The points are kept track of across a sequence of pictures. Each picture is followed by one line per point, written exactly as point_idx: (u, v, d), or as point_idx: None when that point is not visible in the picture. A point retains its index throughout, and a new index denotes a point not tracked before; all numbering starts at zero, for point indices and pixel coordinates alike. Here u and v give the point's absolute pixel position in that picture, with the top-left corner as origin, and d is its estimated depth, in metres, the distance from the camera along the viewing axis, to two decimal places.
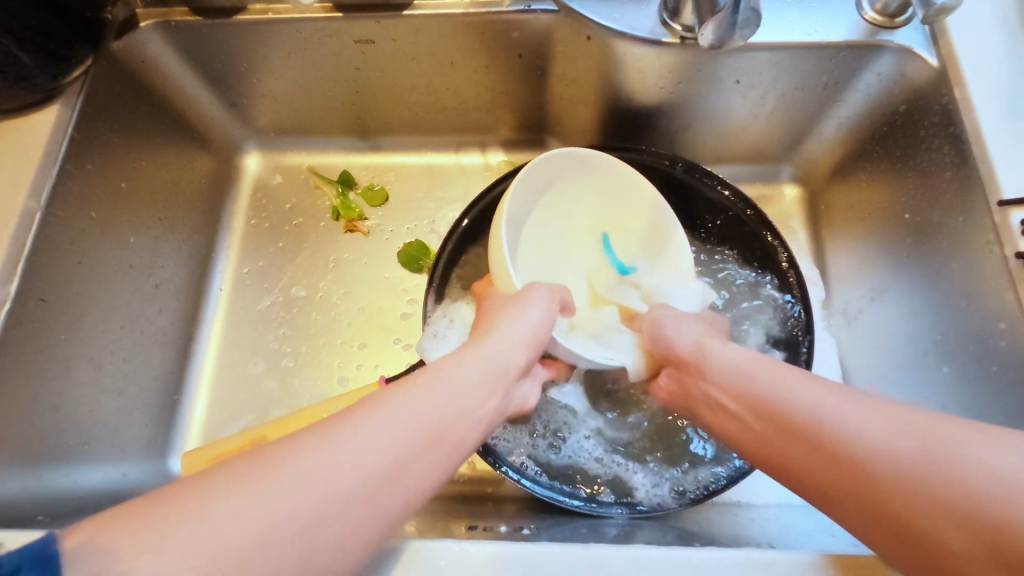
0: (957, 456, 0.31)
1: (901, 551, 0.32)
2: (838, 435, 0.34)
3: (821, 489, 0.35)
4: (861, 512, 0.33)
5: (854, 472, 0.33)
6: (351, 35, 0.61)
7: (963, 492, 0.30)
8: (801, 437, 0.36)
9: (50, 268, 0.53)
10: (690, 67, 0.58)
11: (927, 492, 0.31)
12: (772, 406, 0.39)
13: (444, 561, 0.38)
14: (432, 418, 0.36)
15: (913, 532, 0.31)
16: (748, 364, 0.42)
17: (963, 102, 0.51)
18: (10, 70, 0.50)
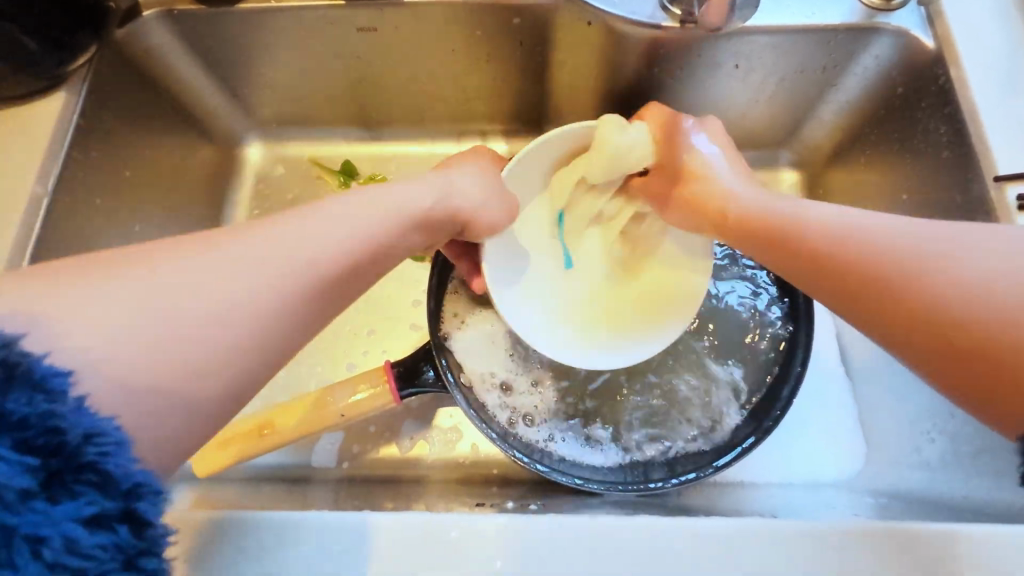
0: (970, 262, 0.37)
1: (914, 346, 0.38)
2: (881, 244, 0.40)
3: (847, 292, 0.41)
4: (886, 311, 0.39)
5: (888, 271, 0.39)
6: (353, 22, 0.62)
7: (990, 290, 0.36)
8: (844, 259, 0.41)
9: (57, 253, 0.53)
10: (690, 51, 0.59)
11: (953, 296, 0.37)
12: (813, 239, 0.42)
13: (455, 532, 0.40)
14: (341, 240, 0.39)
15: (943, 323, 0.37)
16: (778, 202, 0.45)
17: (958, 81, 0.52)
18: (15, 55, 0.52)
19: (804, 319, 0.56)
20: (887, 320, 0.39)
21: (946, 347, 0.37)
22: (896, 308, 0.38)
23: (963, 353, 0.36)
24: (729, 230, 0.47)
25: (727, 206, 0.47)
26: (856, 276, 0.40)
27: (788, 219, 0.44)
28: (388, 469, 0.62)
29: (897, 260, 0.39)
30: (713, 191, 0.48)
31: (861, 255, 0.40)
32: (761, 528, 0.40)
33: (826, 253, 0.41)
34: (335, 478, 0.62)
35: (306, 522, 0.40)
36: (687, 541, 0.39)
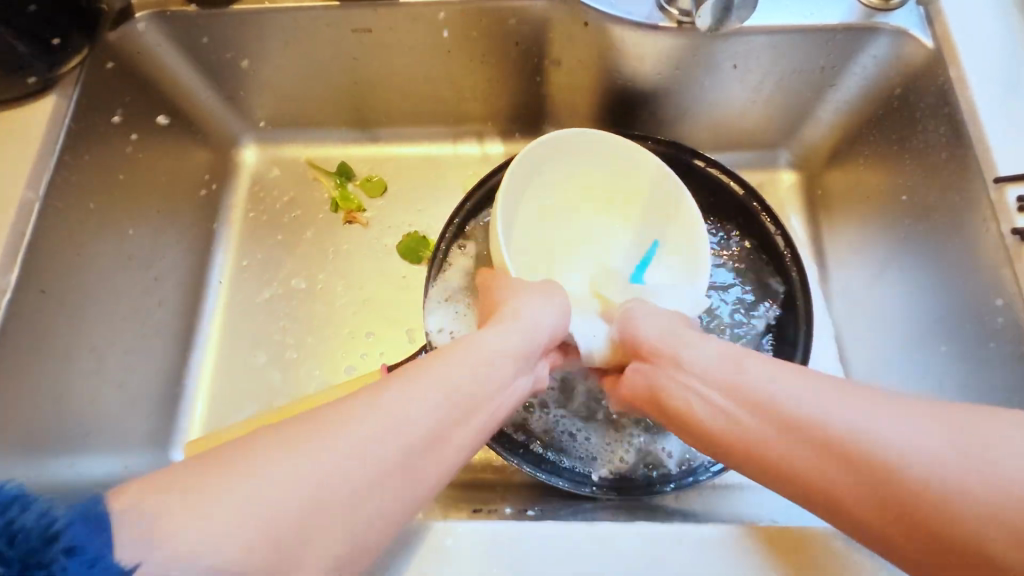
0: (970, 450, 0.32)
1: (880, 539, 0.33)
2: (845, 483, 0.34)
3: (831, 508, 0.35)
4: (869, 526, 0.34)
5: (861, 512, 0.34)
6: (348, 24, 0.62)
7: (987, 474, 0.31)
8: (811, 429, 0.36)
9: (50, 259, 0.53)
10: (687, 52, 0.58)
11: (952, 490, 0.31)
12: (776, 408, 0.38)
13: (451, 540, 0.39)
14: (427, 416, 0.37)
15: (890, 521, 0.33)
16: (732, 360, 0.42)
17: (958, 81, 0.51)
18: (6, 58, 0.51)
19: (804, 320, 0.56)
20: (859, 529, 0.34)
21: (909, 542, 0.32)
22: (861, 508, 0.33)
23: (919, 553, 0.32)
24: (679, 423, 0.44)
25: (676, 395, 0.43)
26: (829, 501, 0.35)
27: (743, 404, 0.39)
28: None
29: (885, 471, 0.33)
30: (676, 362, 0.44)
31: (820, 444, 0.35)
32: (760, 534, 0.39)
33: (790, 422, 0.37)
34: None
35: None
36: (685, 549, 0.39)
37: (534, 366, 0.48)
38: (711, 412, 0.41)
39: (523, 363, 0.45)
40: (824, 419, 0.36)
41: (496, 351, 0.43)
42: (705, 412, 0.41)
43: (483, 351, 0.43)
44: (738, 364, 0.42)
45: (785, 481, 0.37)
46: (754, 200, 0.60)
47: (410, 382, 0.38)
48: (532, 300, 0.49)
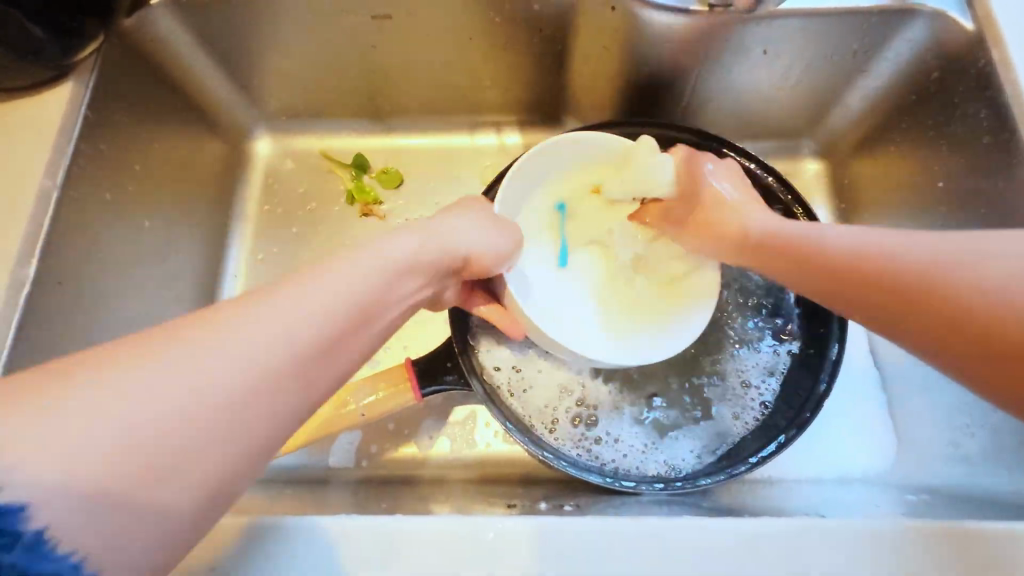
0: (955, 275, 0.36)
1: (949, 350, 0.36)
2: (891, 299, 0.39)
3: (878, 284, 0.39)
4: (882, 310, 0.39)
5: (915, 295, 0.37)
6: (367, 10, 0.60)
7: (986, 308, 0.35)
8: (863, 278, 0.40)
9: (67, 251, 0.51)
10: (717, 37, 0.57)
11: (965, 315, 0.35)
12: (809, 247, 0.43)
13: (491, 535, 0.38)
14: (329, 306, 0.33)
15: (976, 332, 0.35)
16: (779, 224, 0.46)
17: (1001, 64, 0.50)
18: (20, 44, 0.49)
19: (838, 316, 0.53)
20: (895, 321, 0.39)
21: (953, 330, 0.36)
22: (933, 308, 0.36)
23: (971, 339, 0.35)
24: (754, 253, 0.46)
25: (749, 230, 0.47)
26: (885, 289, 0.39)
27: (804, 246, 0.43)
28: (408, 468, 0.61)
29: (905, 258, 0.38)
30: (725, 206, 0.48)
31: (893, 262, 0.39)
32: (812, 527, 0.38)
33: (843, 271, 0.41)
34: (353, 479, 0.60)
35: (336, 526, 0.39)
36: (735, 544, 0.38)
37: (444, 277, 0.45)
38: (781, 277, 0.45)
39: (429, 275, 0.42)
40: (866, 238, 0.41)
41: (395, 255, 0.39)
42: (782, 245, 0.44)
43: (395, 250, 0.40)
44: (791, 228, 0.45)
45: (866, 296, 0.40)
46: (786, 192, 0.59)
47: (321, 275, 0.34)
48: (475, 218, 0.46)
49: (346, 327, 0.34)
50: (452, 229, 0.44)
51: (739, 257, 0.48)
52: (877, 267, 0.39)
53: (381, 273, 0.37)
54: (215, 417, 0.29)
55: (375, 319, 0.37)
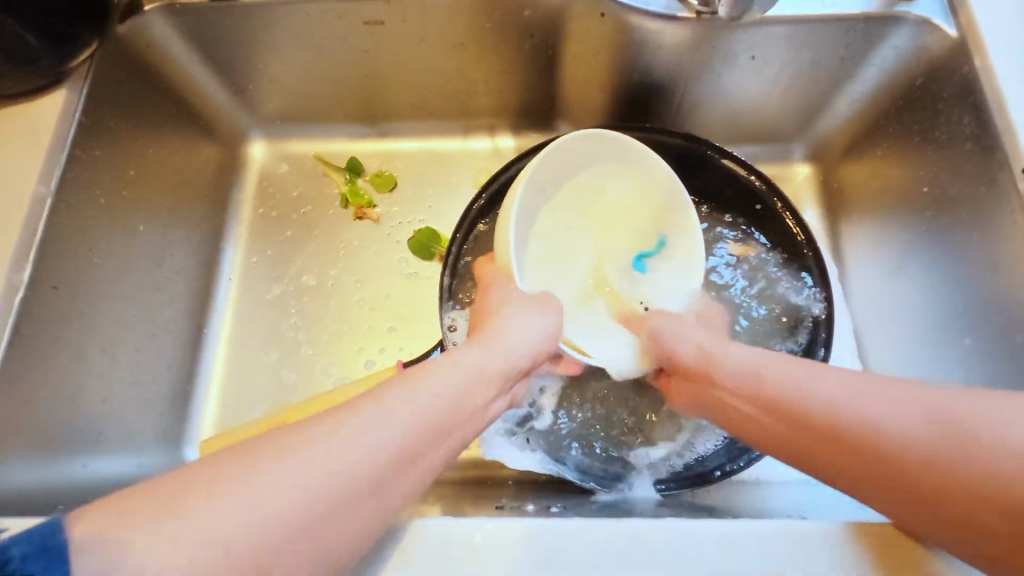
0: (969, 431, 0.33)
1: (911, 505, 0.34)
2: (885, 454, 0.35)
3: (879, 489, 0.35)
4: (866, 472, 0.35)
5: (913, 480, 0.34)
6: (359, 16, 0.61)
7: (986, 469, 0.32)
8: (851, 430, 0.36)
9: (61, 257, 0.52)
10: (705, 42, 0.57)
11: (958, 473, 0.33)
12: (791, 400, 0.39)
13: (478, 536, 0.39)
14: (393, 437, 0.34)
15: (957, 494, 0.33)
16: (754, 360, 0.42)
17: (984, 71, 0.50)
18: (17, 52, 0.50)
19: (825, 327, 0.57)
20: (890, 505, 0.36)
21: (957, 521, 0.33)
22: (913, 481, 0.34)
23: (956, 500, 0.33)
24: (730, 423, 0.43)
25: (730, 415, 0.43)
26: (885, 474, 0.35)
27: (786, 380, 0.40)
28: None
29: (913, 492, 0.34)
30: (704, 360, 0.45)
31: (876, 430, 0.35)
32: (794, 531, 0.39)
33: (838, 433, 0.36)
34: None
35: None
36: (718, 547, 0.38)
37: (512, 386, 0.46)
38: (743, 420, 0.42)
39: (497, 391, 0.43)
40: (871, 408, 0.36)
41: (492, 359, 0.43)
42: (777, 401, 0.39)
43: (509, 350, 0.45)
44: (767, 368, 0.41)
45: (856, 462, 0.36)
46: (775, 197, 0.59)
47: (413, 386, 0.37)
48: (514, 311, 0.47)
49: (428, 439, 0.36)
50: (508, 338, 0.45)
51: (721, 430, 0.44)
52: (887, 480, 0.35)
53: (446, 403, 0.38)
54: (310, 520, 0.30)
55: (454, 433, 0.38)
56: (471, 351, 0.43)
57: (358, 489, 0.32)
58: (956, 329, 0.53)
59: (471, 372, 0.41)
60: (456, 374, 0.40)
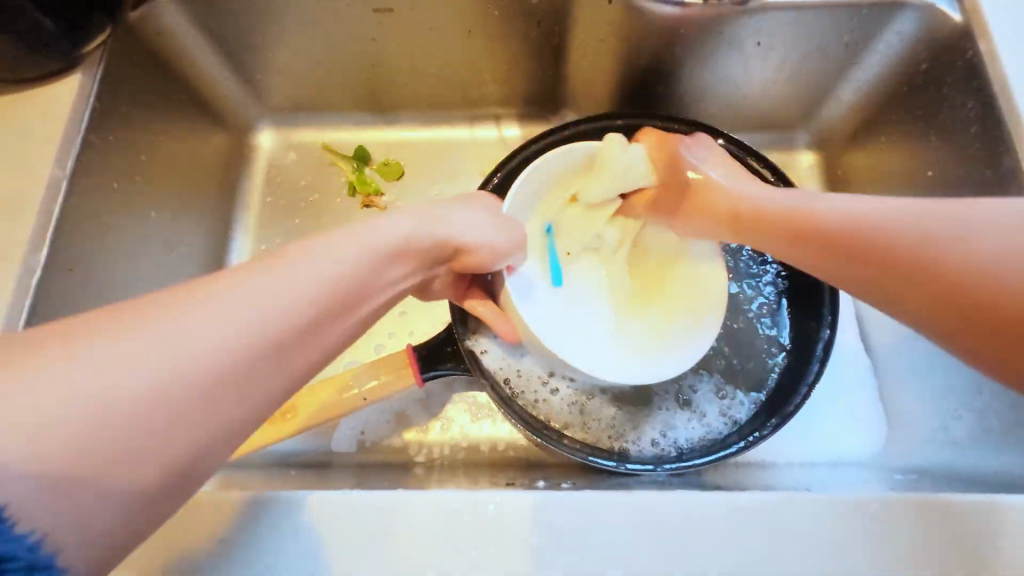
0: (946, 243, 0.39)
1: (921, 301, 0.40)
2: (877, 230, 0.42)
3: (857, 237, 0.42)
4: (879, 286, 0.42)
5: (907, 253, 0.40)
6: (368, 3, 0.61)
7: (969, 296, 0.37)
8: (850, 232, 0.43)
9: (76, 239, 0.53)
10: (711, 29, 0.58)
11: (945, 256, 0.39)
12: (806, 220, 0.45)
13: (491, 508, 0.39)
14: (268, 303, 0.32)
15: (953, 301, 0.38)
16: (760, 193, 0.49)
17: (987, 56, 0.51)
18: (31, 36, 0.50)
19: (829, 297, 0.56)
20: (873, 274, 0.42)
21: (953, 299, 0.38)
22: (930, 281, 0.39)
23: (988, 336, 0.37)
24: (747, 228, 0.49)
25: (740, 205, 0.49)
26: (876, 250, 0.42)
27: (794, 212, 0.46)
28: (410, 453, 0.62)
29: (895, 229, 0.41)
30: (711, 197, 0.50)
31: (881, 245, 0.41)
32: (801, 502, 0.39)
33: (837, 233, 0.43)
34: (355, 463, 0.62)
35: (339, 501, 0.40)
36: (727, 518, 0.39)
37: (420, 266, 0.44)
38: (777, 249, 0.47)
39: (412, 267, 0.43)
40: (866, 211, 0.43)
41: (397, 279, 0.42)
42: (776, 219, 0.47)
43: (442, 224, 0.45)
44: (800, 206, 0.46)
45: (872, 267, 0.42)
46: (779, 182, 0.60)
47: (310, 248, 0.36)
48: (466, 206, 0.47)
49: (323, 312, 0.35)
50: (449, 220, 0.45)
51: (730, 232, 0.50)
52: (869, 229, 0.42)
53: (367, 256, 0.38)
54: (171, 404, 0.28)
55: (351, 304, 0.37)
56: (365, 225, 0.40)
57: (256, 352, 0.31)
58: None
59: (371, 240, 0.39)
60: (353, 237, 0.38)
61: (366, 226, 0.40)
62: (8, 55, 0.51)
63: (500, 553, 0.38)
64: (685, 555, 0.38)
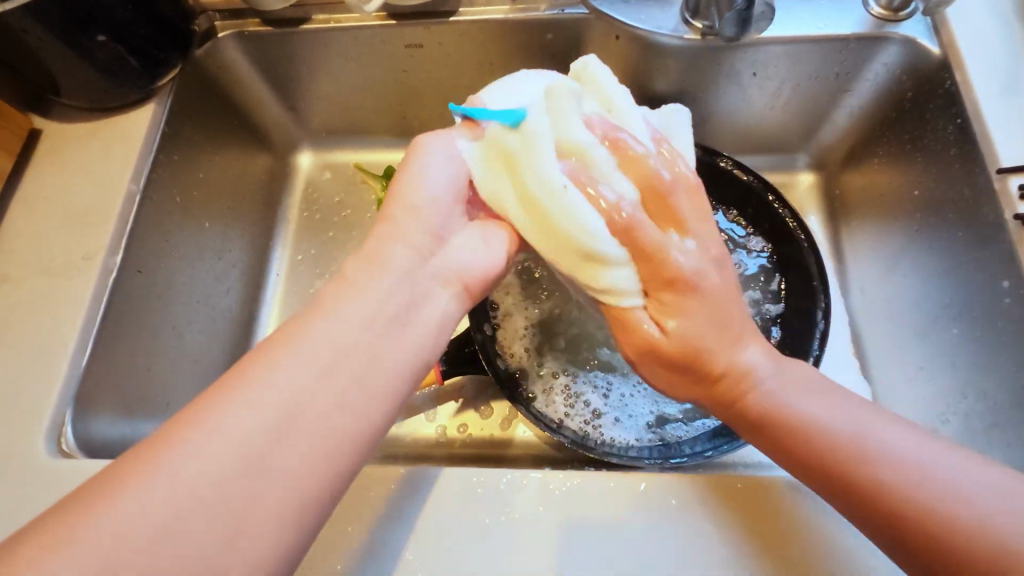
0: (958, 503, 0.34)
1: (910, 547, 0.34)
2: (833, 432, 0.37)
3: (779, 445, 0.39)
4: (882, 528, 0.35)
5: (826, 457, 0.37)
6: (401, 41, 0.68)
7: (953, 516, 0.33)
8: (844, 451, 0.37)
9: (144, 243, 0.60)
10: (710, 61, 0.63)
11: (905, 499, 0.34)
12: (858, 440, 0.37)
13: (506, 478, 0.45)
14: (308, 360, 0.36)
15: (912, 537, 0.34)
16: (801, 389, 0.40)
17: (963, 85, 0.56)
18: (117, 70, 0.59)
19: (820, 286, 0.60)
20: (888, 525, 0.35)
21: None
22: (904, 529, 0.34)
23: (948, 557, 0.33)
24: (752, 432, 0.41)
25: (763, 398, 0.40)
26: (837, 482, 0.37)
27: (806, 418, 0.38)
28: (431, 447, 0.67)
29: (827, 443, 0.37)
30: (745, 371, 0.41)
31: (863, 446, 0.36)
32: (783, 483, 0.44)
33: (802, 438, 0.38)
34: (379, 456, 0.67)
35: (362, 475, 0.45)
36: (712, 493, 0.44)
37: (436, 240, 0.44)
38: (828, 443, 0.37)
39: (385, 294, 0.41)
40: (957, 480, 0.34)
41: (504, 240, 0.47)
42: (754, 417, 0.40)
43: (419, 194, 0.45)
44: (825, 395, 0.40)
45: (928, 541, 0.33)
46: (772, 197, 0.65)
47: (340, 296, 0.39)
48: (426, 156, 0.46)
49: None
50: (416, 183, 0.45)
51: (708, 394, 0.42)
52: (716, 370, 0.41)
53: None
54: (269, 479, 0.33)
55: None
56: (414, 182, 0.45)
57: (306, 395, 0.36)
58: (945, 320, 0.57)
59: (388, 251, 0.42)
60: (375, 257, 0.42)
61: (415, 186, 0.45)
62: (101, 87, 0.60)
63: (508, 525, 0.43)
64: (674, 528, 0.43)
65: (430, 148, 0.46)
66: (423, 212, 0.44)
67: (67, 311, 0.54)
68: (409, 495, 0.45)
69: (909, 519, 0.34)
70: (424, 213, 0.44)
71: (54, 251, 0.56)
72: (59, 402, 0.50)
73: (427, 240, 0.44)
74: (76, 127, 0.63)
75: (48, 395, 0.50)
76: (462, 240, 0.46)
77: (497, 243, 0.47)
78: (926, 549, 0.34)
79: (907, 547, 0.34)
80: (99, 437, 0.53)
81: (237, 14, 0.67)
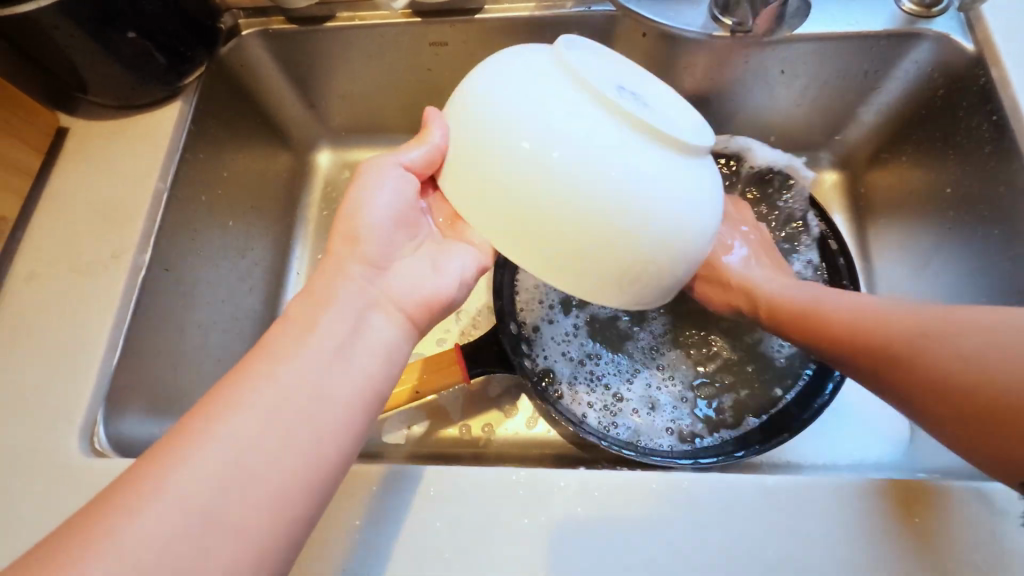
0: (961, 344, 0.39)
1: (933, 397, 0.40)
2: (854, 311, 0.46)
3: (825, 341, 0.47)
4: (915, 388, 0.41)
5: (855, 328, 0.45)
6: (425, 38, 0.68)
7: (967, 358, 0.38)
8: (860, 325, 0.45)
9: (170, 242, 0.60)
10: (738, 58, 0.63)
11: (933, 356, 0.40)
12: (883, 314, 0.44)
13: (541, 477, 0.44)
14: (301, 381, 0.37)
15: (946, 389, 0.39)
16: (824, 291, 0.50)
17: (1000, 81, 0.55)
18: (144, 68, 0.59)
19: (849, 285, 0.60)
20: (918, 383, 0.40)
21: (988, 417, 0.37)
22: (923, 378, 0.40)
23: (969, 395, 0.38)
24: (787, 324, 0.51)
25: (794, 306, 0.50)
26: (868, 347, 0.44)
27: (831, 305, 0.48)
28: (454, 448, 0.67)
29: (847, 316, 0.46)
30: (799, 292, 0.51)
31: (877, 319, 0.44)
32: (824, 484, 0.43)
33: (830, 319, 0.47)
34: (402, 457, 0.66)
35: (396, 477, 0.45)
36: (752, 495, 0.43)
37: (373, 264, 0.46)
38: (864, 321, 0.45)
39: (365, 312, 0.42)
40: (967, 326, 0.40)
41: (454, 260, 0.49)
42: (790, 316, 0.50)
43: (362, 218, 0.47)
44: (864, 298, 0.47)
45: (940, 384, 0.39)
46: None
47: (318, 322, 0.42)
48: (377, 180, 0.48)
49: None
50: (362, 207, 0.47)
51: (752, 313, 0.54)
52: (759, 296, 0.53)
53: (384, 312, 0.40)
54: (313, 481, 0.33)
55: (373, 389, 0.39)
56: (363, 205, 0.48)
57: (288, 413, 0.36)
58: None
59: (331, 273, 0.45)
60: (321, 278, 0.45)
61: (361, 210, 0.47)
62: (128, 85, 0.60)
63: (546, 524, 0.43)
64: (714, 529, 0.42)
65: (380, 173, 0.48)
66: (363, 236, 0.46)
67: (95, 311, 0.53)
68: (443, 497, 0.44)
69: (955, 378, 0.38)
70: (362, 237, 0.46)
71: (81, 251, 0.56)
72: (90, 402, 0.50)
73: (360, 264, 0.46)
74: (100, 126, 0.62)
75: (79, 394, 0.50)
76: (404, 265, 0.48)
77: (444, 269, 0.49)
78: (966, 403, 0.38)
79: (944, 404, 0.39)
80: (130, 437, 0.52)
81: (261, 12, 0.67)
